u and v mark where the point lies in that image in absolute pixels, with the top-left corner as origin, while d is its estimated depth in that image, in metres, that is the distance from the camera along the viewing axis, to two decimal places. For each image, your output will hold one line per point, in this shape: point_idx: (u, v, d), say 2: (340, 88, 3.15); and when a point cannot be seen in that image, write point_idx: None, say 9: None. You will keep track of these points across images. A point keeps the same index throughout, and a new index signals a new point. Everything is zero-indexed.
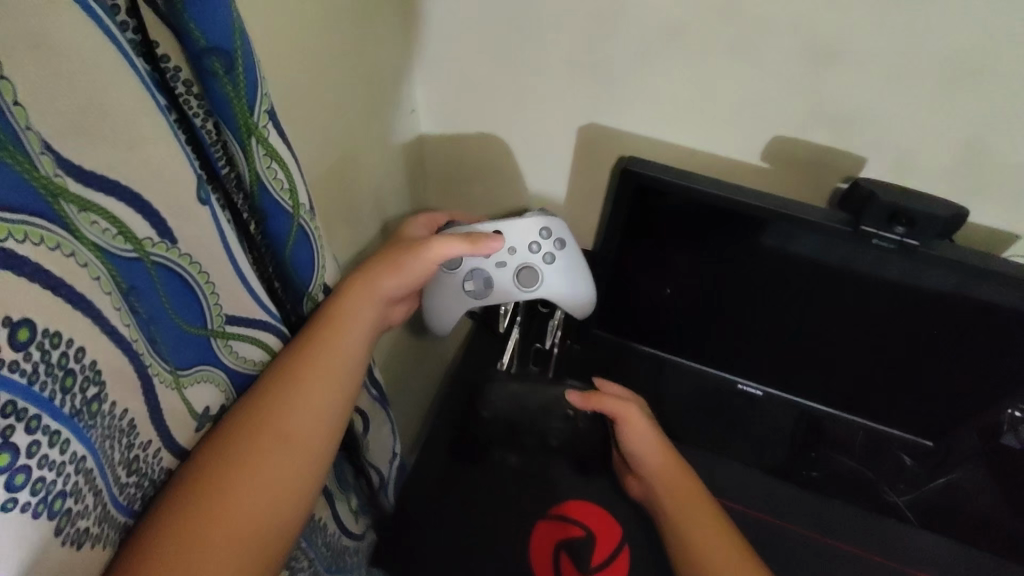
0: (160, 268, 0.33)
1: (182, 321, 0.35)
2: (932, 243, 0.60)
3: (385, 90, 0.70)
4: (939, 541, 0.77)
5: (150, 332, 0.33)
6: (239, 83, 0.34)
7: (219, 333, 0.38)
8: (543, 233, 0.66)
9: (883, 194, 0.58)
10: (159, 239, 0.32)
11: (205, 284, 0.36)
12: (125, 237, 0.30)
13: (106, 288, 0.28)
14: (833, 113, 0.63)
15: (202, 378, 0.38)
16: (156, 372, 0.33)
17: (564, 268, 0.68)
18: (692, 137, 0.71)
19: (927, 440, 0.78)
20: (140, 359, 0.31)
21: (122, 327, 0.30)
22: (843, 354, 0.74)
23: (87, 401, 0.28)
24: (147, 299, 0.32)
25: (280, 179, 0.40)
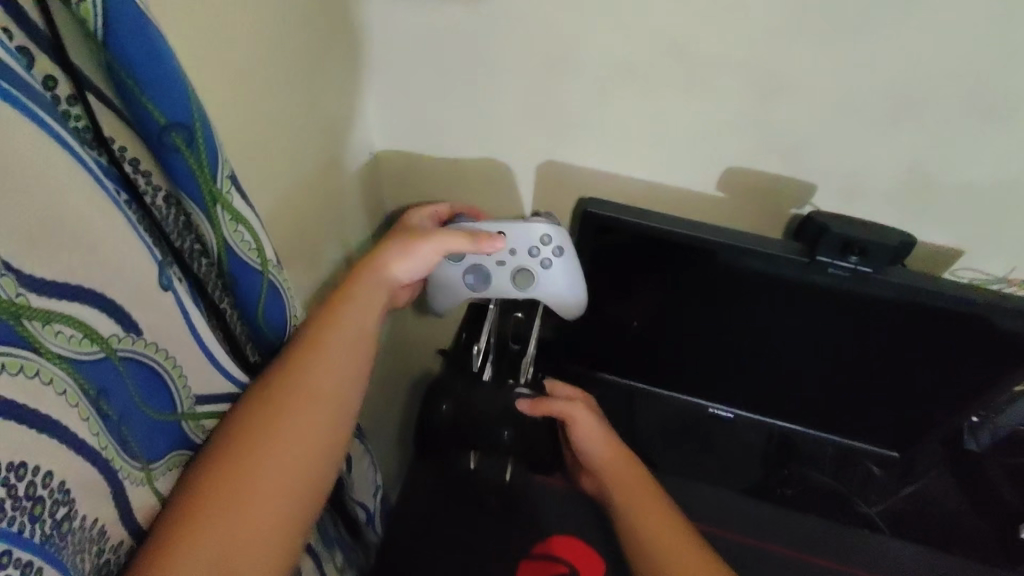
0: (127, 361, 0.32)
1: (151, 411, 0.35)
2: (884, 269, 0.62)
3: (340, 138, 0.69)
4: (913, 549, 0.78)
5: (121, 431, 0.32)
6: (201, 152, 0.33)
7: (189, 415, 0.39)
8: (544, 239, 0.64)
9: (835, 226, 0.61)
10: (125, 334, 0.32)
11: (173, 369, 0.36)
12: (90, 339, 0.29)
13: (74, 402, 0.28)
14: (781, 144, 0.65)
15: (170, 465, 0.38)
16: (124, 473, 0.33)
17: (564, 273, 0.66)
18: (648, 171, 0.72)
19: (893, 451, 0.81)
20: (110, 466, 0.31)
21: (90, 439, 0.29)
22: (806, 372, 0.76)
23: (58, 522, 0.28)
24: (117, 398, 0.32)
25: (247, 240, 0.38)
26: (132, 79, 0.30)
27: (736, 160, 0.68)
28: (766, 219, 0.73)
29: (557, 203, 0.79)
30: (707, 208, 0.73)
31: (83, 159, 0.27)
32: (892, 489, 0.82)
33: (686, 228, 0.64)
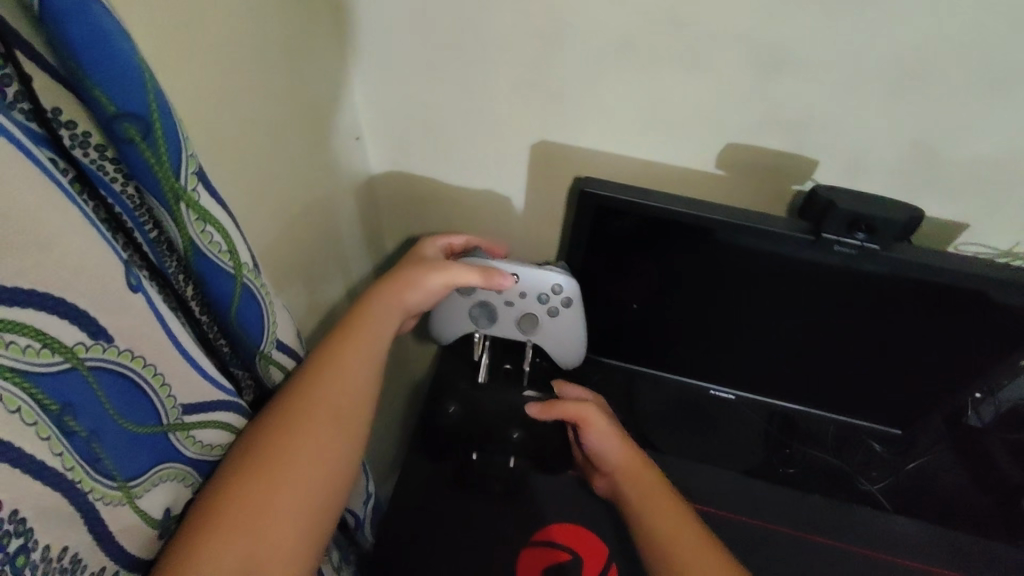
0: (96, 371, 0.30)
1: (130, 424, 0.33)
2: (891, 246, 0.61)
3: (322, 121, 0.67)
4: (916, 525, 0.77)
5: (91, 448, 0.31)
6: (160, 147, 0.31)
7: (177, 426, 0.37)
8: (555, 288, 0.69)
9: (841, 202, 0.59)
10: (92, 342, 0.30)
11: (155, 380, 0.34)
12: (53, 350, 0.27)
13: (29, 419, 0.26)
14: (782, 118, 0.63)
15: (156, 480, 0.36)
16: (99, 494, 0.31)
17: (567, 322, 0.72)
18: (644, 149, 0.70)
19: (895, 428, 0.80)
20: (75, 485, 0.29)
21: (50, 458, 0.28)
22: (806, 352, 0.75)
23: (11, 556, 0.26)
24: (88, 412, 0.30)
25: (216, 241, 0.36)
26: (77, 63, 0.27)
27: (734, 136, 0.66)
28: (767, 196, 0.71)
29: (552, 184, 0.76)
30: (707, 185, 0.71)
31: (31, 149, 0.25)
32: (895, 466, 0.82)
33: (685, 207, 0.62)
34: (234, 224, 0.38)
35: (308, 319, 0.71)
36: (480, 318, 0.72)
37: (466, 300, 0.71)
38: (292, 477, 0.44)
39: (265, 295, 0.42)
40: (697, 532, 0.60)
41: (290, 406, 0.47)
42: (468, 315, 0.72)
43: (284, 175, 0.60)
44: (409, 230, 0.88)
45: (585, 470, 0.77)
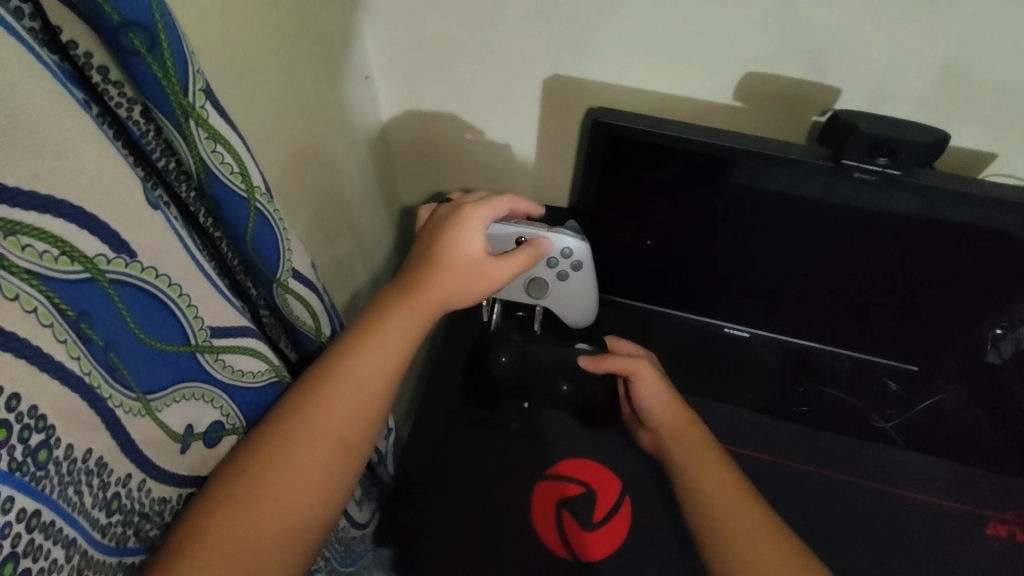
0: (119, 285, 0.31)
1: (154, 340, 0.34)
2: (914, 171, 0.58)
3: (329, 56, 0.65)
4: (928, 461, 0.78)
5: (110, 358, 0.31)
6: (166, 60, 0.31)
7: (205, 347, 0.37)
8: (564, 252, 0.66)
9: (865, 125, 0.56)
10: (114, 256, 0.30)
11: (178, 297, 0.35)
12: (72, 258, 0.28)
13: (47, 321, 0.27)
14: (804, 44, 0.61)
15: (176, 397, 0.36)
16: (118, 403, 0.32)
17: (578, 283, 0.70)
18: (660, 81, 0.68)
19: (912, 364, 0.79)
20: (95, 391, 0.30)
21: (69, 361, 0.28)
22: (824, 290, 0.74)
23: (31, 451, 0.27)
24: (106, 321, 0.30)
25: (227, 161, 0.36)
26: None
27: (753, 64, 0.64)
28: (783, 125, 0.69)
29: (565, 120, 0.75)
30: (722, 117, 0.70)
31: (36, 51, 0.25)
32: (908, 402, 0.82)
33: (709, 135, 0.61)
34: (244, 144, 0.38)
35: (323, 258, 0.71)
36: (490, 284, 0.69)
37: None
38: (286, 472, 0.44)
39: (278, 223, 0.42)
40: (742, 497, 0.61)
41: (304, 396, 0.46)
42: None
43: (292, 115, 0.60)
44: (421, 170, 0.88)
45: (631, 425, 0.78)
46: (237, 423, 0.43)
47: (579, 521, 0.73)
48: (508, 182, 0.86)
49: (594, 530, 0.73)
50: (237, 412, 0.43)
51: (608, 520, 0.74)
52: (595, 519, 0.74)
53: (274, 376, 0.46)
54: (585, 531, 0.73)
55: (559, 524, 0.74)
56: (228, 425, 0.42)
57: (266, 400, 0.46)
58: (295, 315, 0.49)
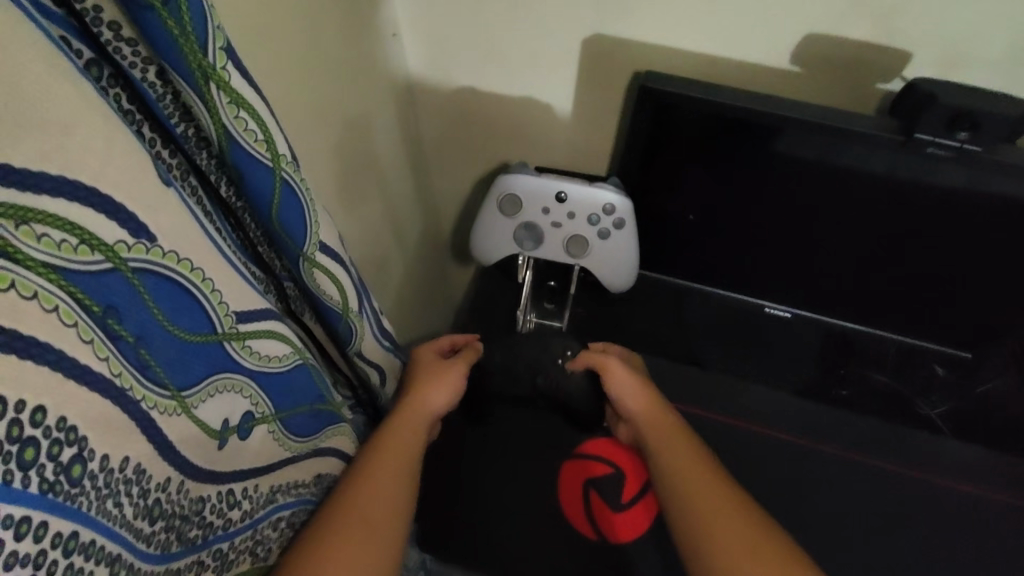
0: (139, 274, 0.28)
1: (182, 331, 0.31)
2: (995, 147, 0.54)
3: (356, 11, 0.61)
4: (974, 450, 0.74)
5: (139, 354, 0.29)
6: (182, 14, 0.28)
7: (231, 335, 0.35)
8: (606, 208, 0.60)
9: (945, 95, 0.52)
10: (134, 240, 0.28)
11: (201, 282, 0.32)
12: (92, 248, 0.26)
13: (69, 320, 0.25)
14: (874, 1, 0.55)
15: (209, 392, 0.34)
16: (152, 403, 0.30)
17: (620, 245, 0.62)
18: (709, 43, 0.63)
19: (964, 350, 0.76)
20: (127, 394, 0.28)
21: (95, 362, 0.26)
22: (875, 270, 0.70)
23: (65, 466, 0.25)
24: (134, 316, 0.28)
25: (252, 129, 0.34)
26: None
27: (815, 24, 0.58)
28: (847, 95, 0.63)
29: (603, 84, 0.70)
30: (778, 85, 0.64)
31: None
32: (959, 390, 0.76)
33: (759, 104, 0.57)
34: (270, 110, 0.35)
35: (352, 227, 0.68)
36: (525, 241, 0.63)
37: (510, 221, 0.62)
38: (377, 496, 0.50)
39: (306, 194, 0.40)
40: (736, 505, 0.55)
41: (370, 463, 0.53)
42: (510, 237, 0.63)
43: (316, 76, 0.56)
44: (447, 140, 0.84)
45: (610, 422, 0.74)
46: (266, 411, 0.40)
47: (607, 502, 0.72)
48: (539, 152, 0.82)
49: (621, 512, 0.72)
50: (266, 399, 0.40)
51: (636, 502, 0.72)
52: (623, 499, 0.72)
53: (298, 359, 0.44)
54: (613, 513, 0.72)
55: (586, 504, 0.73)
56: (258, 414, 0.39)
57: (292, 384, 0.43)
58: (323, 290, 0.47)
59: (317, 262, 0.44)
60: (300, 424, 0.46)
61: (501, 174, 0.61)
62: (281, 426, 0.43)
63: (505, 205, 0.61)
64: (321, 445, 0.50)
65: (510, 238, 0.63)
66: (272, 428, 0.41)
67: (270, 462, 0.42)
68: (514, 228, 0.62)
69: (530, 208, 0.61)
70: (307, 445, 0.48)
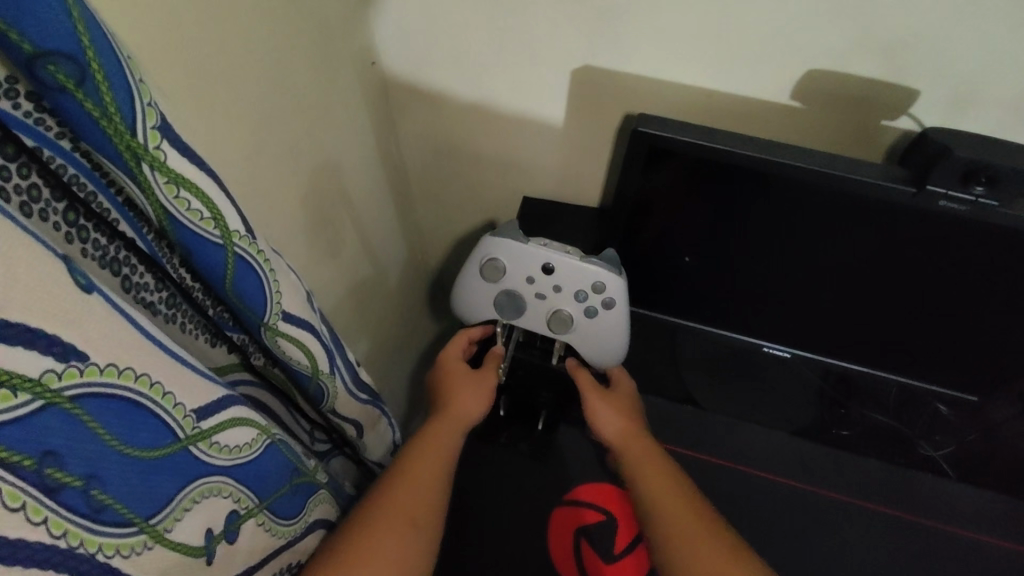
0: (81, 403, 0.25)
1: (139, 449, 0.28)
2: (1011, 202, 0.52)
3: (331, 41, 0.57)
4: (978, 493, 0.71)
5: (93, 493, 0.25)
6: (103, 96, 0.24)
7: (196, 437, 0.32)
8: (596, 286, 0.56)
9: (960, 148, 0.50)
10: (65, 366, 0.24)
11: (153, 389, 0.29)
12: (15, 389, 0.22)
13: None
14: (881, 35, 0.52)
15: (183, 506, 0.31)
16: (111, 551, 0.27)
17: (607, 325, 0.58)
18: (706, 75, 0.59)
19: (972, 396, 0.72)
20: (76, 552, 0.25)
21: (29, 531, 0.23)
22: (879, 309, 0.67)
23: None
24: (78, 456, 0.25)
25: (196, 208, 0.30)
26: None
27: (820, 58, 0.55)
28: (851, 131, 0.60)
29: (594, 115, 0.67)
30: (777, 120, 0.61)
31: None
32: (959, 429, 0.74)
33: (757, 149, 0.54)
34: (220, 183, 0.31)
35: (330, 268, 0.64)
36: (506, 309, 0.59)
37: (491, 286, 0.59)
38: (389, 517, 0.51)
39: (265, 266, 0.36)
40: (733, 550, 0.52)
41: (381, 492, 0.54)
42: (490, 303, 0.59)
43: (288, 114, 0.52)
44: (432, 168, 0.80)
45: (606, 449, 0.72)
46: (252, 505, 0.37)
47: (599, 551, 0.68)
48: (526, 182, 0.78)
49: (614, 563, 0.68)
50: (249, 492, 0.37)
51: (629, 553, 0.68)
52: (615, 549, 0.68)
53: (266, 439, 0.39)
54: (606, 564, 0.68)
55: (578, 553, 0.68)
56: (243, 510, 0.36)
57: (270, 468, 0.39)
58: (290, 356, 0.43)
59: (279, 332, 0.40)
60: (286, 505, 0.42)
61: (485, 235, 0.57)
62: (269, 514, 0.40)
63: (488, 267, 0.58)
64: (312, 520, 0.47)
65: (490, 304, 0.59)
66: (260, 520, 0.39)
67: (262, 555, 0.40)
68: (495, 293, 0.59)
69: (513, 277, 0.57)
70: (301, 523, 0.45)
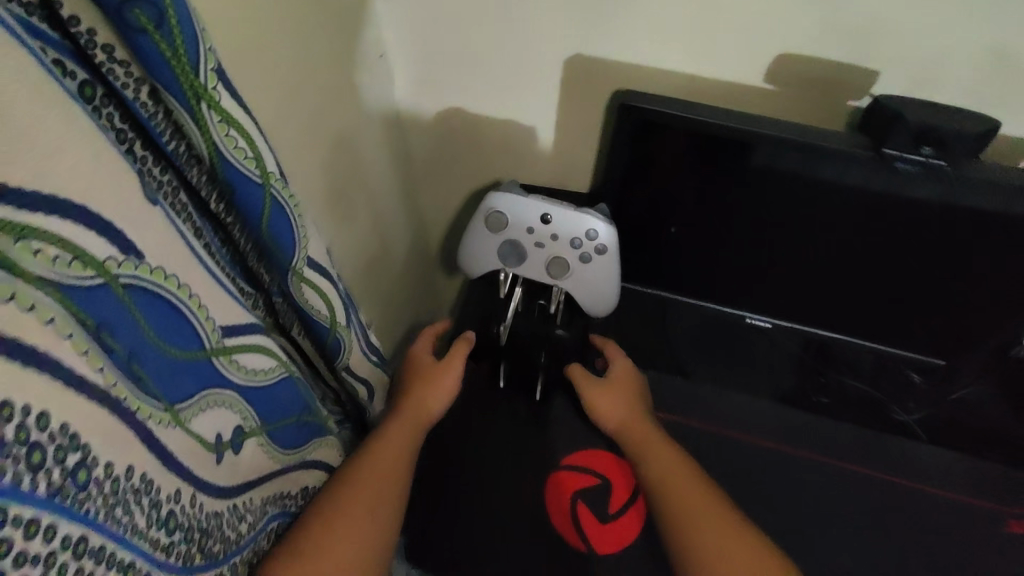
0: (131, 290, 0.29)
1: (177, 351, 0.32)
2: (959, 162, 0.58)
3: (345, 30, 0.63)
4: (948, 454, 0.75)
5: (133, 369, 0.29)
6: (175, 38, 0.29)
7: (218, 351, 0.36)
8: (589, 233, 0.61)
9: (910, 114, 0.56)
10: (124, 257, 0.28)
11: (188, 299, 0.33)
12: (84, 264, 0.26)
13: (65, 331, 0.25)
14: (843, 22, 0.57)
15: (203, 405, 0.35)
16: (147, 414, 0.30)
17: (601, 271, 0.63)
18: (688, 61, 0.64)
19: (938, 359, 0.78)
20: (122, 404, 0.28)
21: (90, 372, 0.26)
22: (850, 280, 0.72)
23: (71, 473, 0.26)
24: (125, 331, 0.28)
25: (241, 146, 0.35)
26: None
27: (789, 44, 0.60)
28: (821, 113, 0.65)
29: (585, 101, 0.72)
30: (753, 102, 0.66)
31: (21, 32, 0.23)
32: (931, 397, 0.79)
33: (733, 121, 0.59)
34: (259, 128, 0.36)
35: (342, 240, 0.69)
36: (508, 258, 0.64)
37: (495, 237, 0.63)
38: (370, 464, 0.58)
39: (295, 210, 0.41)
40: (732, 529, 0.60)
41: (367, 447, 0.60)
42: (494, 253, 0.64)
43: (306, 94, 0.57)
44: (433, 156, 0.85)
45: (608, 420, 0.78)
46: (254, 425, 0.40)
47: (596, 513, 0.72)
48: (522, 168, 0.83)
49: (609, 523, 0.71)
50: (253, 413, 0.40)
51: (624, 513, 0.72)
52: (611, 510, 0.72)
53: (281, 372, 0.43)
54: (603, 524, 0.71)
55: (575, 515, 0.72)
56: (247, 428, 0.39)
57: (276, 396, 0.43)
58: (312, 305, 0.48)
59: (303, 276, 0.45)
60: (287, 436, 0.45)
61: (492, 190, 0.62)
62: (269, 440, 0.42)
63: (491, 221, 0.62)
64: (308, 457, 0.50)
65: (494, 254, 0.64)
66: (261, 442, 0.41)
67: (261, 475, 0.42)
68: (498, 244, 0.64)
69: (514, 226, 0.62)
70: (295, 456, 0.47)
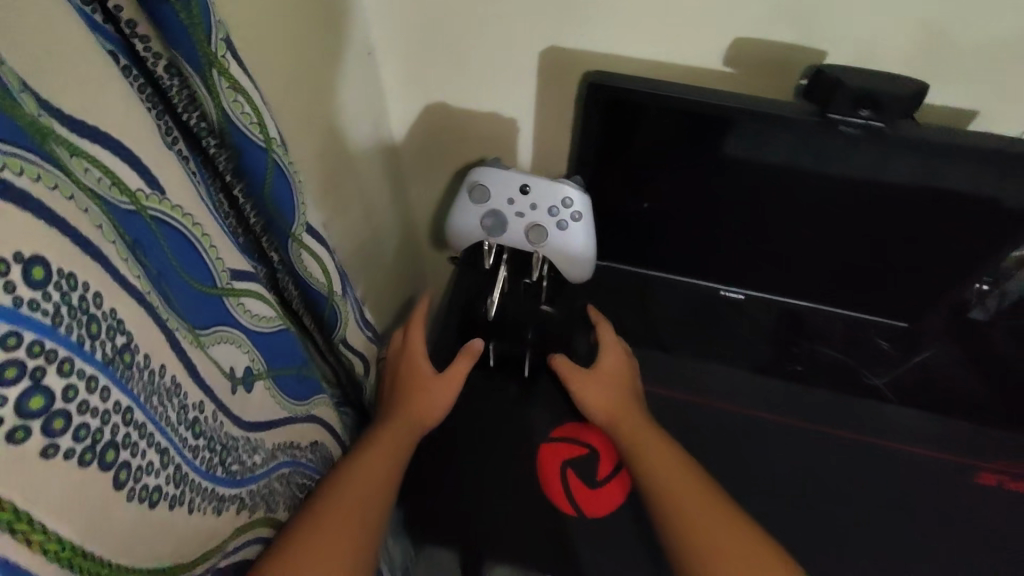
0: (158, 221, 0.34)
1: (192, 280, 0.37)
2: (898, 125, 0.61)
3: (335, 29, 0.68)
4: (916, 413, 0.80)
5: (161, 289, 0.35)
6: (191, 6, 0.33)
7: (229, 291, 0.41)
8: (566, 201, 0.66)
9: (849, 79, 0.59)
10: (150, 192, 0.33)
11: (202, 237, 0.37)
12: (119, 190, 0.31)
13: (110, 238, 0.30)
14: (790, 6, 0.63)
15: (216, 338, 0.40)
16: (174, 326, 0.35)
17: (577, 239, 0.68)
18: (653, 49, 0.70)
19: (901, 321, 0.83)
20: (155, 307, 0.33)
21: (132, 277, 0.31)
22: (814, 250, 0.77)
23: (118, 350, 0.30)
24: (154, 254, 0.34)
25: (247, 112, 0.39)
26: None
27: (743, 29, 0.66)
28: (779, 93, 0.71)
29: (561, 91, 0.77)
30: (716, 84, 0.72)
31: None
32: (901, 362, 0.83)
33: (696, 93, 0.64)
34: (263, 96, 0.40)
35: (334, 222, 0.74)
36: (490, 228, 0.68)
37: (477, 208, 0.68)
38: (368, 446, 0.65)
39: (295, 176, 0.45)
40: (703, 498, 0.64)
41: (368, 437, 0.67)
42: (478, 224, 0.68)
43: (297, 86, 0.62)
44: (422, 151, 0.90)
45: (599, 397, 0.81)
46: (261, 368, 0.45)
47: (586, 480, 0.76)
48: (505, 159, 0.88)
49: (598, 489, 0.76)
50: (260, 356, 0.45)
51: (611, 478, 0.76)
52: (599, 476, 0.76)
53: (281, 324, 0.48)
54: (593, 491, 0.75)
55: (566, 483, 0.76)
56: (255, 369, 0.45)
57: (282, 344, 0.48)
58: (310, 272, 0.52)
59: (303, 242, 0.49)
60: (292, 387, 0.50)
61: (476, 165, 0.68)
62: (276, 386, 0.47)
63: (474, 193, 0.67)
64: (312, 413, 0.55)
65: (478, 224, 0.68)
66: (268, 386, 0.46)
67: (270, 419, 0.47)
68: (480, 217, 0.68)
69: (495, 198, 0.67)
70: (304, 408, 0.53)
